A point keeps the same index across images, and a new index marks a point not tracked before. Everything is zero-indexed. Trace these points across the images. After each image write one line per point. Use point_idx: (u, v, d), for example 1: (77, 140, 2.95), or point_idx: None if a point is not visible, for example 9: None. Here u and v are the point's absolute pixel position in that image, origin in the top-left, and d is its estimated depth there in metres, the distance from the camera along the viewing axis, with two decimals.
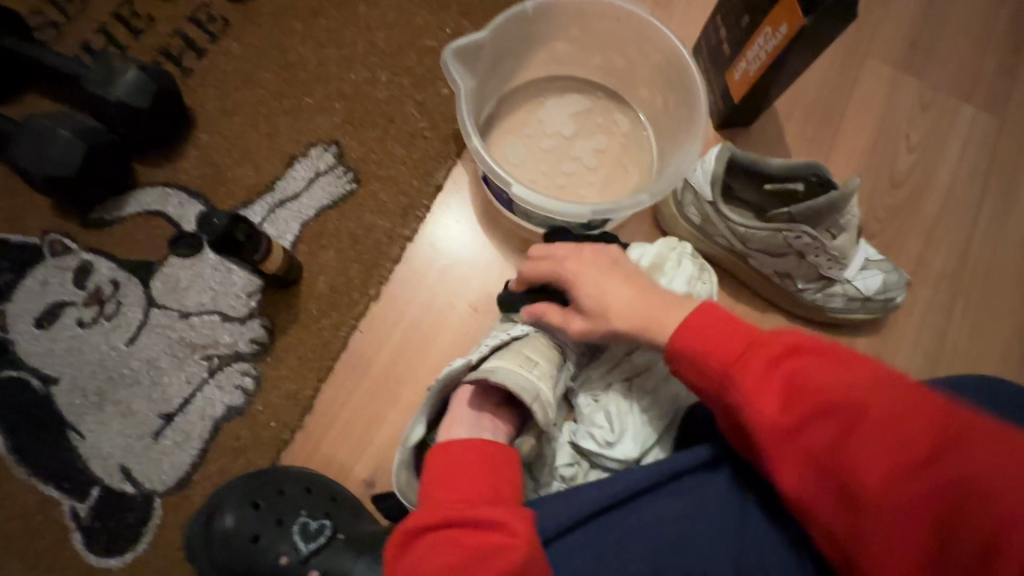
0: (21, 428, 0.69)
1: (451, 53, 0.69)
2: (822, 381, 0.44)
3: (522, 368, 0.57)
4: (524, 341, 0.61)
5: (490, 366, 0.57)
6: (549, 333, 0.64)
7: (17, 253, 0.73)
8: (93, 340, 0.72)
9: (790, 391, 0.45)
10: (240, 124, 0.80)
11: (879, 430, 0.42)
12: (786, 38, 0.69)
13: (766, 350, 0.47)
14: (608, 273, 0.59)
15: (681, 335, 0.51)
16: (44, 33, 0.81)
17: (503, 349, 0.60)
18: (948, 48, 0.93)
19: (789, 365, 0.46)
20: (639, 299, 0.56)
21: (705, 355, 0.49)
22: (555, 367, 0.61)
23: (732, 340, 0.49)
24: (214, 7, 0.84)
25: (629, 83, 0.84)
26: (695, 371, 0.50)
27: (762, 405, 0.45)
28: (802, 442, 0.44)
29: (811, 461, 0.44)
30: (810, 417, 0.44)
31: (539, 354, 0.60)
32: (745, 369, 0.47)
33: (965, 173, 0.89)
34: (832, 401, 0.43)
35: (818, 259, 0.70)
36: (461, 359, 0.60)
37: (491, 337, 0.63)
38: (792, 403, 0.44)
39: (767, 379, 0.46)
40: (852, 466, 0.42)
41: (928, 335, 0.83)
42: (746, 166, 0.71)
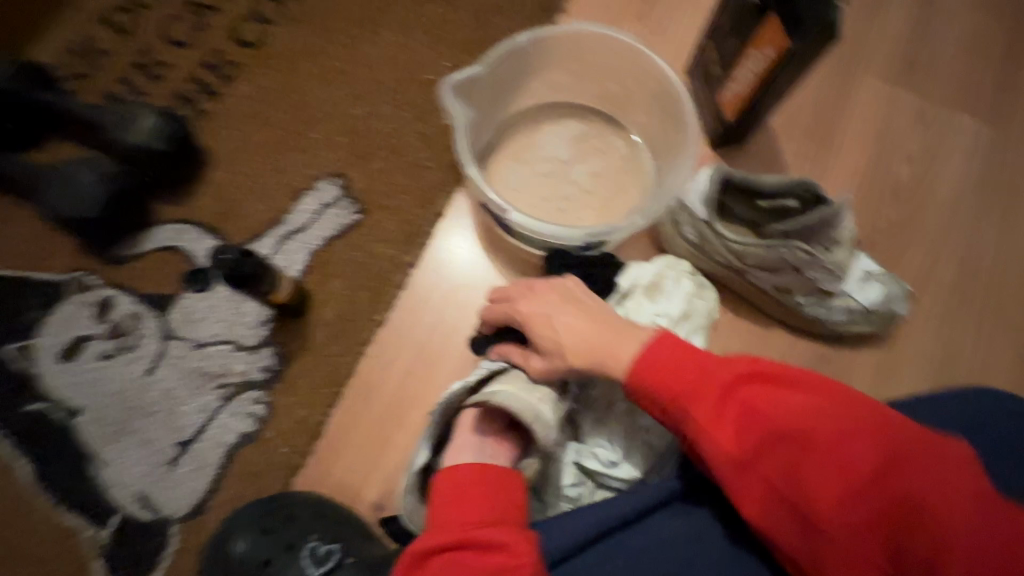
0: (44, 458, 0.72)
1: (448, 89, 0.72)
2: (769, 412, 0.45)
3: (523, 391, 0.58)
4: (528, 363, 0.62)
5: (493, 391, 0.58)
6: None
7: (44, 290, 0.77)
8: (114, 371, 0.75)
9: (746, 421, 0.46)
10: (252, 161, 0.84)
11: (826, 454, 0.43)
12: (774, 61, 0.71)
13: (717, 380, 0.48)
14: (562, 308, 0.59)
15: (640, 369, 0.51)
16: (70, 83, 0.87)
17: (505, 372, 0.61)
18: (942, 60, 0.94)
19: (739, 397, 0.47)
20: (594, 329, 0.57)
21: (662, 386, 0.50)
22: (558, 390, 0.62)
23: (685, 374, 0.49)
24: (227, 52, 0.89)
25: (624, 107, 0.86)
26: (653, 401, 0.51)
27: (717, 436, 0.46)
28: (761, 470, 0.45)
29: (770, 489, 0.45)
30: (766, 447, 0.45)
31: (542, 376, 0.61)
32: (698, 402, 0.48)
33: (965, 182, 0.89)
34: (778, 429, 0.45)
35: (816, 274, 0.71)
36: (463, 384, 0.61)
37: (494, 360, 0.65)
38: (744, 434, 0.45)
39: (721, 412, 0.47)
40: (806, 493, 0.43)
41: (937, 346, 0.82)
42: (739, 184, 0.72)
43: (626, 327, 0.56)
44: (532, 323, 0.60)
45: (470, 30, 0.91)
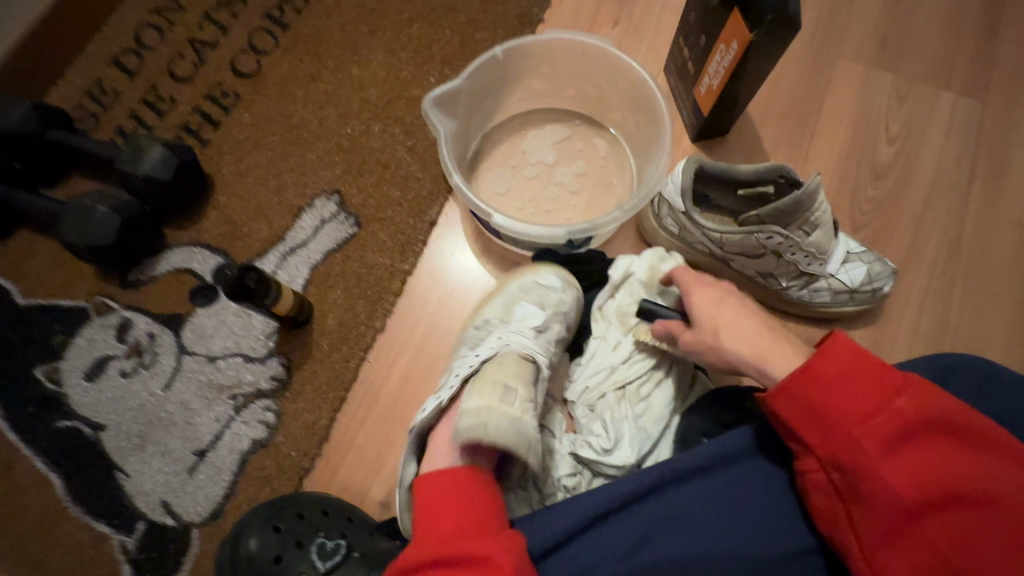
0: (72, 471, 0.77)
1: (431, 103, 0.75)
2: (952, 469, 0.46)
3: (494, 398, 0.58)
4: (498, 365, 0.63)
5: (471, 409, 0.57)
6: (521, 347, 0.66)
7: (68, 315, 0.83)
8: (134, 387, 0.80)
9: (922, 471, 0.46)
10: (253, 183, 0.89)
11: (1001, 519, 0.45)
12: (738, 54, 0.73)
13: (904, 427, 0.46)
14: (744, 307, 0.60)
15: (811, 395, 0.49)
16: (85, 123, 0.94)
17: (480, 382, 0.61)
18: (919, 38, 0.95)
19: (923, 448, 0.46)
20: (764, 336, 0.57)
21: (836, 417, 0.48)
22: (529, 377, 0.63)
23: (867, 411, 0.47)
24: (227, 84, 0.95)
25: (603, 109, 0.89)
26: (818, 434, 0.49)
27: (893, 484, 0.46)
28: (927, 527, 0.45)
29: (931, 547, 0.45)
30: (941, 504, 0.45)
31: (515, 378, 0.62)
32: (876, 442, 0.46)
33: (950, 158, 0.90)
34: (958, 489, 0.45)
35: (796, 256, 0.72)
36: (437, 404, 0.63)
37: (464, 367, 0.66)
38: (922, 484, 0.45)
39: (900, 458, 0.46)
40: (974, 558, 0.44)
41: (929, 321, 0.82)
42: (715, 174, 0.75)
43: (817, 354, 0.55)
44: (699, 300, 0.61)
45: (452, 47, 0.96)
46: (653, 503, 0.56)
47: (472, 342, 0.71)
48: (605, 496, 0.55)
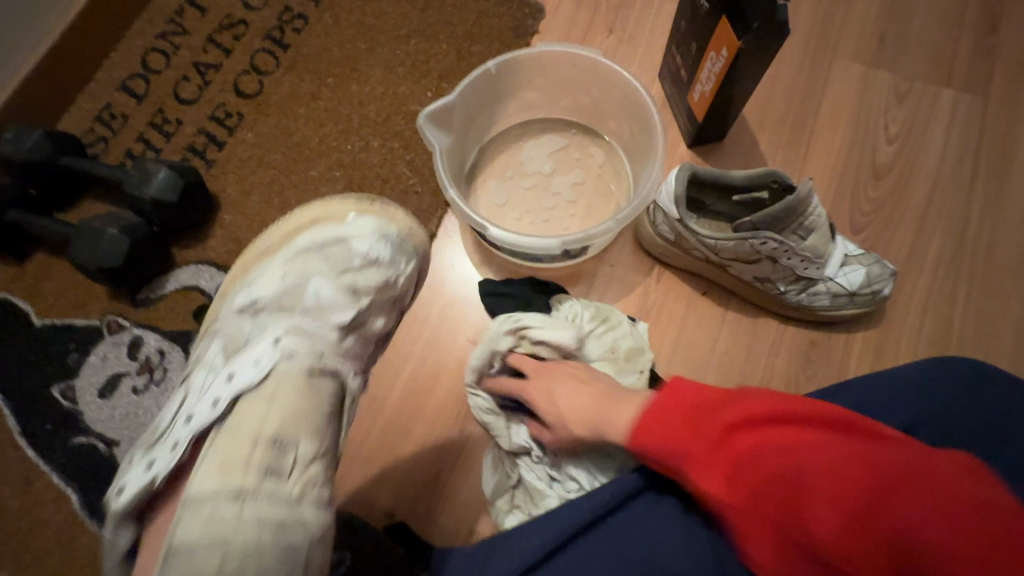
0: (89, 486, 0.79)
1: (426, 119, 0.76)
2: (761, 449, 0.49)
3: (233, 484, 0.53)
4: (248, 408, 0.57)
5: (199, 496, 0.52)
6: (296, 364, 0.60)
7: (83, 334, 0.86)
8: (146, 403, 0.83)
9: (731, 459, 0.50)
10: (257, 202, 0.92)
11: (818, 483, 0.46)
12: (728, 60, 0.74)
13: (708, 425, 0.52)
14: (568, 377, 0.68)
15: (641, 428, 0.56)
16: (96, 147, 0.97)
17: (221, 434, 0.56)
18: (918, 36, 0.94)
19: (733, 437, 0.51)
20: (584, 398, 0.64)
21: (655, 437, 0.55)
22: (302, 410, 0.58)
23: (677, 424, 0.54)
24: (230, 105, 0.98)
25: (599, 118, 0.89)
26: (654, 458, 0.55)
27: (711, 480, 0.51)
28: (761, 510, 0.48)
29: (772, 530, 0.48)
30: (762, 486, 0.48)
31: (275, 425, 0.56)
32: (692, 446, 0.52)
33: (952, 156, 0.89)
34: (772, 466, 0.48)
35: (793, 261, 0.72)
36: (148, 477, 0.56)
37: (201, 409, 0.59)
38: (736, 477, 0.50)
39: (715, 454, 0.51)
40: (806, 528, 0.46)
41: (934, 322, 0.81)
42: (708, 181, 0.75)
43: (624, 396, 0.62)
44: (551, 395, 0.67)
45: (449, 61, 0.98)
46: (570, 551, 0.59)
47: (238, 344, 0.63)
48: (545, 535, 0.59)
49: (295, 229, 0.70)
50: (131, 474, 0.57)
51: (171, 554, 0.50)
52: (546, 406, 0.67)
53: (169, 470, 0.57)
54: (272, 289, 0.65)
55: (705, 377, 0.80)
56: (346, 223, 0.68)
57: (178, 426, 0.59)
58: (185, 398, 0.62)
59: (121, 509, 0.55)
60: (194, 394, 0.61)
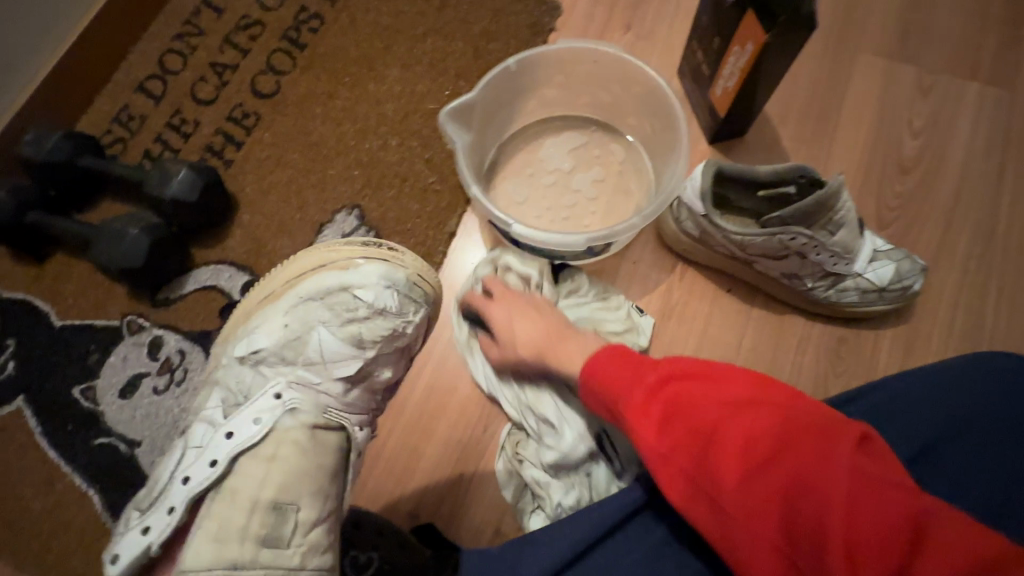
0: (111, 487, 0.79)
1: (447, 115, 0.76)
2: (694, 405, 0.49)
3: (229, 557, 0.56)
4: (246, 476, 0.59)
5: (196, 567, 0.56)
6: (295, 425, 0.61)
7: (103, 335, 0.86)
8: (167, 404, 0.82)
9: (667, 409, 0.50)
10: (276, 201, 0.91)
11: (740, 446, 0.45)
12: (754, 55, 0.73)
13: (648, 376, 0.53)
14: (521, 309, 0.73)
15: (591, 371, 0.58)
16: (114, 148, 0.97)
17: (220, 497, 0.59)
18: (942, 29, 0.93)
19: (669, 390, 0.51)
20: (535, 325, 0.71)
21: (603, 385, 0.56)
22: (305, 473, 0.60)
23: (623, 375, 0.55)
24: (247, 105, 0.97)
25: (619, 114, 0.89)
26: (601, 403, 0.57)
27: (639, 427, 0.51)
28: (678, 462, 0.48)
29: (690, 482, 0.47)
30: (686, 442, 0.48)
31: (273, 495, 0.59)
32: (633, 394, 0.53)
33: (979, 150, 0.87)
34: (703, 424, 0.47)
35: (821, 257, 0.71)
36: (144, 544, 0.59)
37: (199, 470, 0.60)
38: (665, 428, 0.49)
39: (647, 402, 0.51)
40: (718, 485, 0.45)
41: (965, 318, 0.80)
42: (734, 176, 0.74)
43: (569, 331, 0.68)
44: (500, 317, 0.74)
45: (466, 59, 0.98)
46: (590, 557, 0.58)
47: (236, 399, 0.63)
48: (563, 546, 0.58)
49: (297, 272, 0.66)
50: (126, 540, 0.59)
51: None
52: (494, 324, 0.74)
53: (163, 538, 0.59)
54: (274, 339, 0.63)
55: None
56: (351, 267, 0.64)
57: (175, 488, 0.60)
58: (180, 454, 0.62)
59: (118, 575, 0.58)
60: (191, 451, 0.62)
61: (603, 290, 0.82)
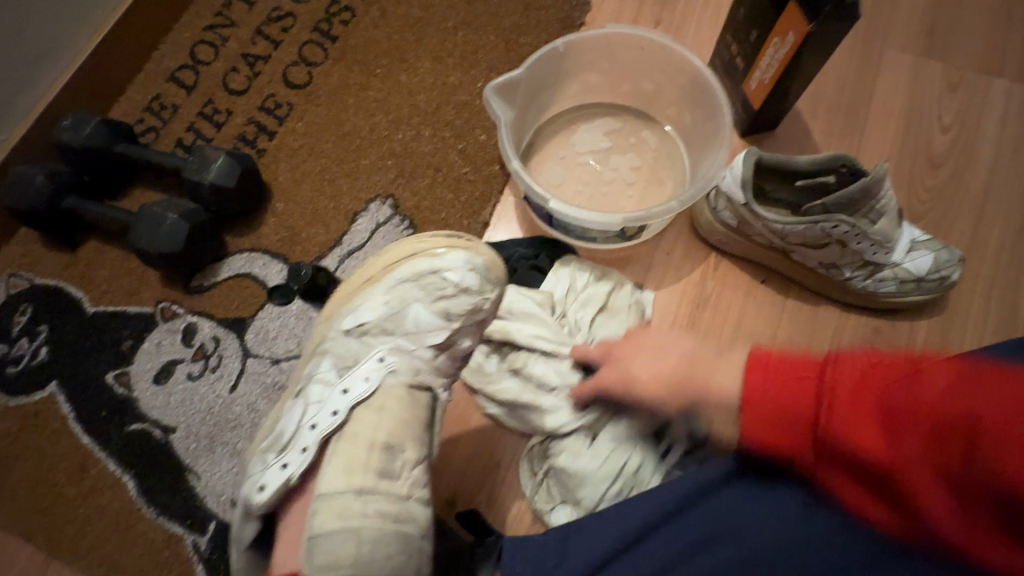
0: (145, 473, 0.79)
1: (493, 90, 0.77)
2: (908, 397, 0.44)
3: (356, 483, 0.58)
4: (363, 416, 0.62)
5: (330, 492, 0.58)
6: (404, 380, 0.65)
7: (136, 321, 0.86)
8: (201, 390, 0.82)
9: (880, 411, 0.45)
10: (309, 190, 0.92)
11: (1001, 426, 0.39)
12: (795, 46, 0.74)
13: (836, 382, 0.47)
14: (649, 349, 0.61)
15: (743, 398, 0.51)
16: (146, 137, 0.97)
17: (339, 440, 0.61)
18: (969, 27, 0.94)
19: (870, 386, 0.46)
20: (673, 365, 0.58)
21: (770, 405, 0.49)
22: (406, 420, 0.63)
23: (789, 387, 0.49)
24: (280, 95, 0.98)
25: (656, 104, 0.90)
26: (773, 430, 0.49)
27: (860, 438, 0.45)
28: (933, 468, 0.42)
29: (955, 489, 0.41)
30: (930, 441, 0.42)
31: (393, 438, 0.61)
32: (829, 406, 0.47)
33: (1009, 144, 0.88)
34: (935, 416, 0.42)
35: (861, 245, 0.72)
36: (284, 476, 0.61)
37: (324, 418, 0.63)
38: (893, 430, 0.44)
39: (853, 411, 0.46)
40: (1002, 479, 0.39)
41: (998, 309, 0.80)
42: (773, 167, 0.74)
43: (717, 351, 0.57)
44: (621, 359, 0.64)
45: (497, 51, 0.98)
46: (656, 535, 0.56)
47: (346, 362, 0.66)
48: (620, 529, 0.57)
49: (392, 257, 0.69)
50: (267, 473, 0.62)
51: (312, 544, 0.56)
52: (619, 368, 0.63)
53: (302, 472, 0.61)
54: (376, 312, 0.67)
55: None
56: (448, 248, 0.67)
57: (304, 432, 0.63)
58: (301, 408, 0.65)
59: (262, 505, 0.61)
60: (311, 406, 0.65)
61: (603, 272, 0.83)
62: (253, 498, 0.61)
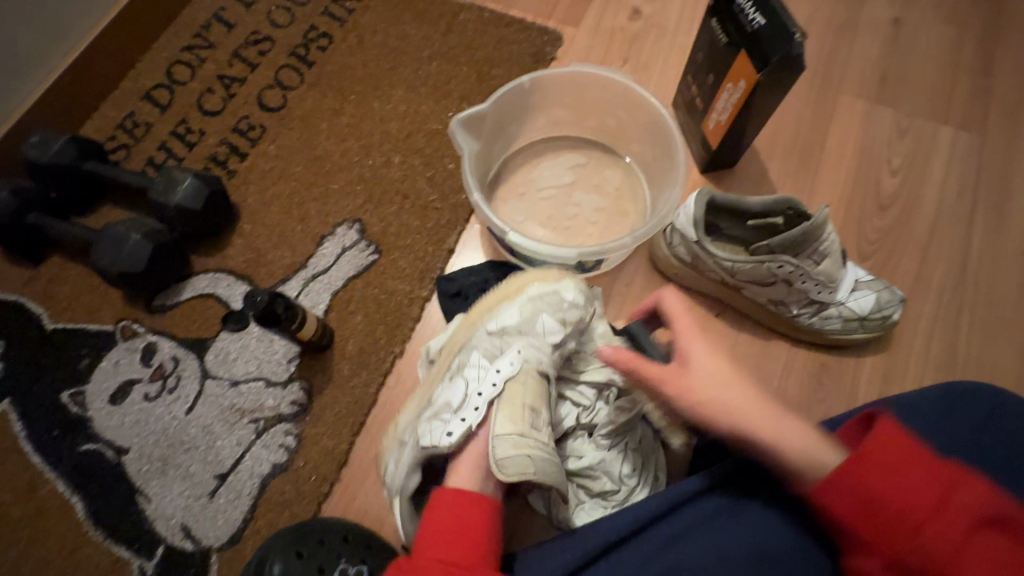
0: (94, 494, 0.78)
1: (458, 123, 0.79)
2: (977, 493, 0.46)
3: (520, 427, 0.60)
4: (518, 386, 0.64)
5: (502, 437, 0.59)
6: (538, 363, 0.66)
7: (95, 339, 0.85)
8: (157, 411, 0.82)
9: (949, 499, 0.46)
10: (278, 212, 0.93)
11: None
12: (746, 91, 0.77)
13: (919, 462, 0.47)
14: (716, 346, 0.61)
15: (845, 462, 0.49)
16: (117, 154, 0.98)
17: (501, 402, 0.62)
18: (917, 76, 0.99)
19: (944, 473, 0.47)
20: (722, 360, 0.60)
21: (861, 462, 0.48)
22: (544, 396, 0.66)
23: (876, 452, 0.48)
24: (254, 117, 0.99)
25: (619, 139, 0.93)
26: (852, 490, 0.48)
27: (926, 517, 0.46)
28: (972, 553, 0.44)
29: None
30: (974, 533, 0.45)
31: (539, 401, 0.64)
32: (913, 477, 0.47)
33: (952, 189, 0.93)
34: (993, 512, 0.45)
35: (806, 285, 0.75)
36: (466, 428, 0.62)
37: (486, 386, 0.64)
38: (958, 514, 0.45)
39: (929, 489, 0.46)
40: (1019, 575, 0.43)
41: (939, 348, 0.84)
42: (725, 206, 0.77)
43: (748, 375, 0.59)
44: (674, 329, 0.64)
45: (469, 82, 1.01)
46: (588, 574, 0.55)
47: (494, 351, 0.68)
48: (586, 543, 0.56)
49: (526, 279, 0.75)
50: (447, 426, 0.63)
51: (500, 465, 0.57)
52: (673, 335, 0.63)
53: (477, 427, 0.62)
54: (515, 315, 0.70)
55: None
56: (562, 277, 0.74)
57: (472, 397, 0.64)
58: (461, 384, 0.66)
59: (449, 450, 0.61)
60: (471, 380, 0.66)
61: None
62: (441, 443, 0.61)
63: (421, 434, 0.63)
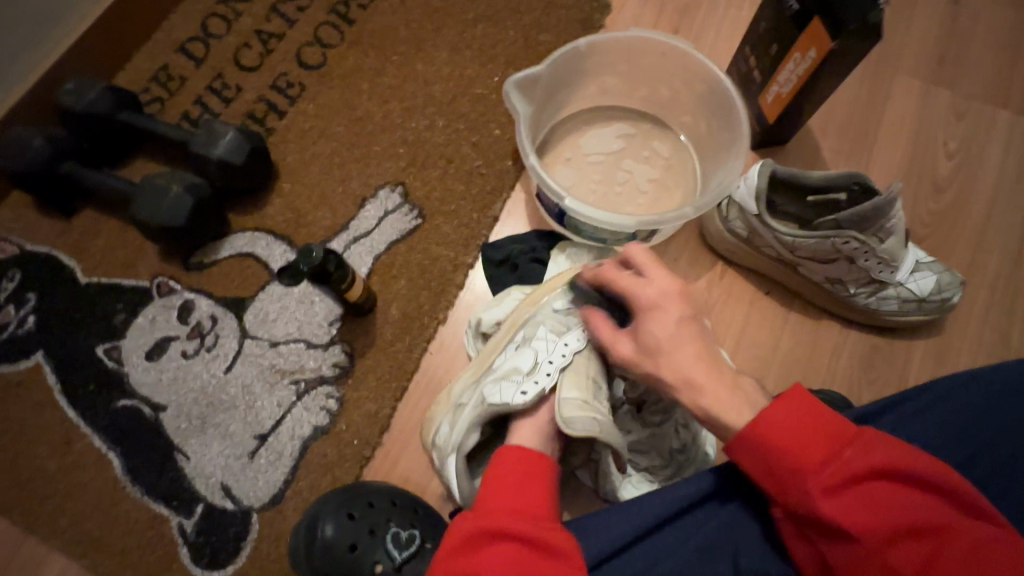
0: (132, 450, 0.77)
1: (513, 84, 0.76)
2: (866, 448, 0.46)
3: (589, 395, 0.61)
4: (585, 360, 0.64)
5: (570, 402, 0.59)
6: None
7: (131, 295, 0.83)
8: (195, 369, 0.80)
9: (837, 450, 0.46)
10: (318, 172, 0.90)
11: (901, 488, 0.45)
12: (816, 62, 0.74)
13: (820, 417, 0.47)
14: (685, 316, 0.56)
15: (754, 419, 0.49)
16: (152, 107, 0.95)
17: (571, 372, 0.62)
18: (977, 58, 0.97)
19: (839, 428, 0.47)
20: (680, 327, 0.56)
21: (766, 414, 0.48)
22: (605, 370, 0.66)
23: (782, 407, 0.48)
24: (293, 75, 0.96)
25: (672, 111, 0.90)
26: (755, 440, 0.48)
27: (812, 465, 0.46)
28: (849, 501, 0.45)
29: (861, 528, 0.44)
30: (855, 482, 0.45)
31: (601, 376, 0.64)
32: (810, 430, 0.47)
33: (1009, 174, 0.91)
34: (876, 465, 0.45)
35: (869, 263, 0.73)
36: (538, 390, 0.61)
37: (557, 355, 0.63)
38: (843, 465, 0.45)
39: (823, 441, 0.46)
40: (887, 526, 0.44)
41: (993, 334, 0.82)
42: (786, 180, 0.75)
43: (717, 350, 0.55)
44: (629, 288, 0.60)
45: (515, 47, 0.98)
46: (641, 544, 0.57)
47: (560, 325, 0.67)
48: (624, 529, 0.57)
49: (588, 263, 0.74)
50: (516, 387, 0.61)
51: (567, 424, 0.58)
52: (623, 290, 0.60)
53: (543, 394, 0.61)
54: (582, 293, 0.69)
55: (768, 374, 0.80)
56: None
57: (542, 364, 0.63)
58: (530, 352, 0.64)
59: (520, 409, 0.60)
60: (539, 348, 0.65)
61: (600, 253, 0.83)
62: (513, 402, 0.60)
63: (490, 394, 0.61)
